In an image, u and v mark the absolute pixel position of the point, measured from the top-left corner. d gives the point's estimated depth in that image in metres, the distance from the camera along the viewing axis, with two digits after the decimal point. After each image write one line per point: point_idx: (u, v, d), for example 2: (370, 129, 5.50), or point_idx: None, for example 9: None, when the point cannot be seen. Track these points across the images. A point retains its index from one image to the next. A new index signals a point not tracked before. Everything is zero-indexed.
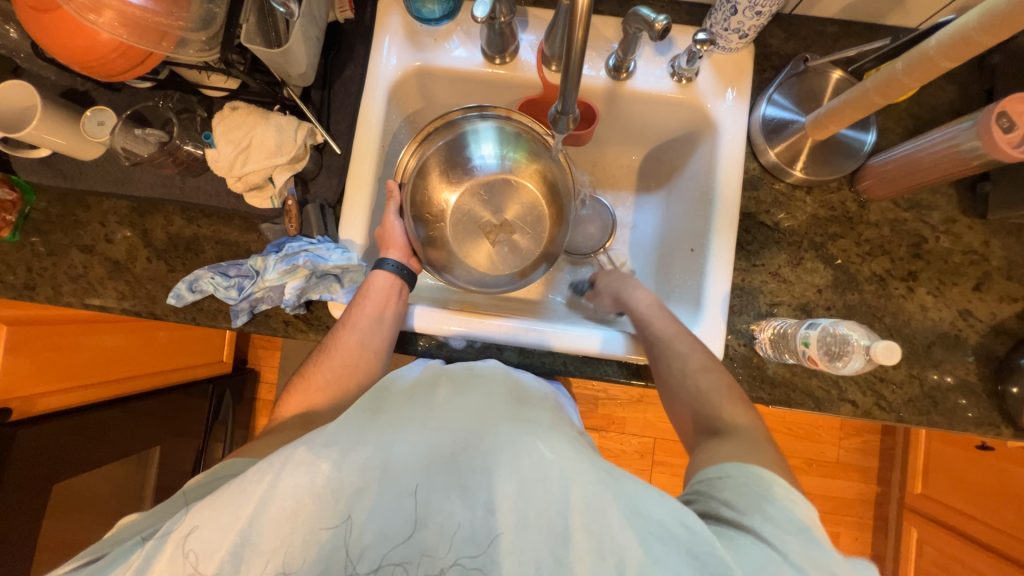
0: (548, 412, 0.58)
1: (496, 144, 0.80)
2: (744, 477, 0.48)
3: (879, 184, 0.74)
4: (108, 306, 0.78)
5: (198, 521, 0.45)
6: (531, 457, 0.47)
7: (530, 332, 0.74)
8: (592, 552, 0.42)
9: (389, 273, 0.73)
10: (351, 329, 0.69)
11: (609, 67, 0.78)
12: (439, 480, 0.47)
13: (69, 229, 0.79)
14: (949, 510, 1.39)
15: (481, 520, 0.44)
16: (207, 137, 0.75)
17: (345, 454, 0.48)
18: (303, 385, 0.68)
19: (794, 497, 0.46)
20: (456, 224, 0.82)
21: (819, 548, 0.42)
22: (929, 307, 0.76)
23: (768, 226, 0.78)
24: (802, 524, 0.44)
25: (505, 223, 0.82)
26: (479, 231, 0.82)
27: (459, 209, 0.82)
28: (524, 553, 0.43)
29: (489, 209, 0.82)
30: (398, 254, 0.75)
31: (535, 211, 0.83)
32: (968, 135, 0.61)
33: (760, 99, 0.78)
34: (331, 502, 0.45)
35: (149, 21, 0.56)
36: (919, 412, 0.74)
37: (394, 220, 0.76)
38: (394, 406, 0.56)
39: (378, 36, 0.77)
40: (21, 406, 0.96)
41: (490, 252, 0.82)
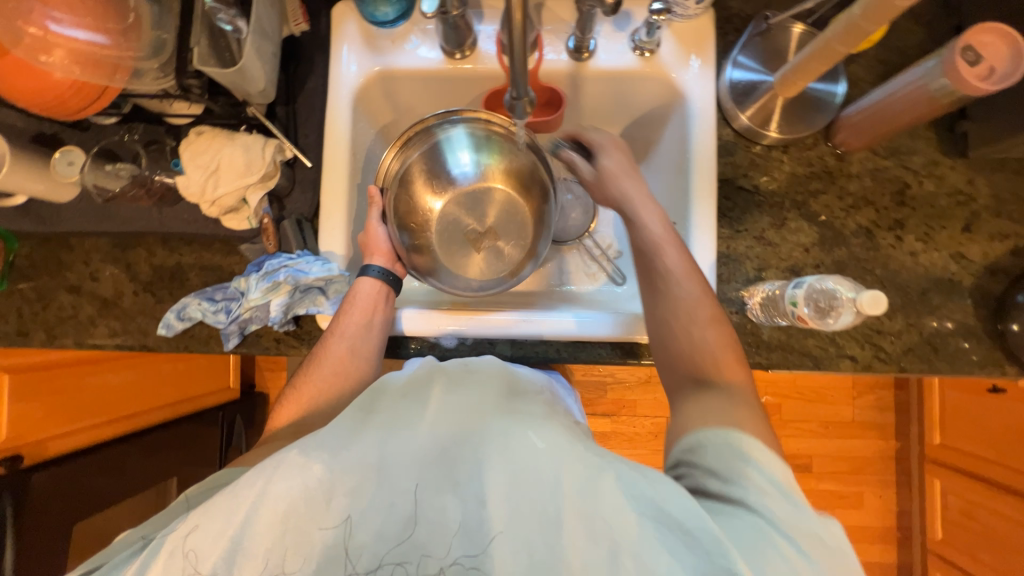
0: (542, 402, 0.57)
1: (471, 150, 0.77)
2: (727, 444, 0.47)
3: (855, 134, 0.72)
4: (102, 343, 0.78)
5: (193, 526, 0.46)
6: (521, 447, 0.47)
7: (520, 322, 0.74)
8: (585, 535, 0.43)
9: (374, 279, 0.73)
10: (340, 337, 0.69)
11: (570, 49, 0.77)
12: (431, 477, 0.48)
13: (55, 272, 0.79)
14: (971, 457, 1.37)
15: (473, 513, 0.46)
16: (176, 165, 0.74)
17: (336, 457, 0.48)
18: (295, 396, 0.67)
19: (774, 458, 0.46)
20: (443, 234, 0.79)
21: (801, 513, 0.42)
22: (919, 254, 0.75)
23: (748, 190, 0.77)
24: (784, 487, 0.44)
25: (490, 231, 0.79)
26: (464, 240, 0.79)
27: (445, 217, 0.79)
28: (517, 543, 0.44)
29: (473, 218, 0.79)
30: (382, 260, 0.75)
31: (516, 215, 0.80)
32: (935, 75, 0.60)
33: (725, 63, 0.77)
34: (325, 502, 0.47)
35: (99, 55, 0.57)
36: (921, 361, 0.73)
37: (377, 227, 0.75)
38: (387, 404, 0.55)
39: (335, 45, 0.77)
40: (32, 451, 0.97)
41: (477, 261, 0.80)
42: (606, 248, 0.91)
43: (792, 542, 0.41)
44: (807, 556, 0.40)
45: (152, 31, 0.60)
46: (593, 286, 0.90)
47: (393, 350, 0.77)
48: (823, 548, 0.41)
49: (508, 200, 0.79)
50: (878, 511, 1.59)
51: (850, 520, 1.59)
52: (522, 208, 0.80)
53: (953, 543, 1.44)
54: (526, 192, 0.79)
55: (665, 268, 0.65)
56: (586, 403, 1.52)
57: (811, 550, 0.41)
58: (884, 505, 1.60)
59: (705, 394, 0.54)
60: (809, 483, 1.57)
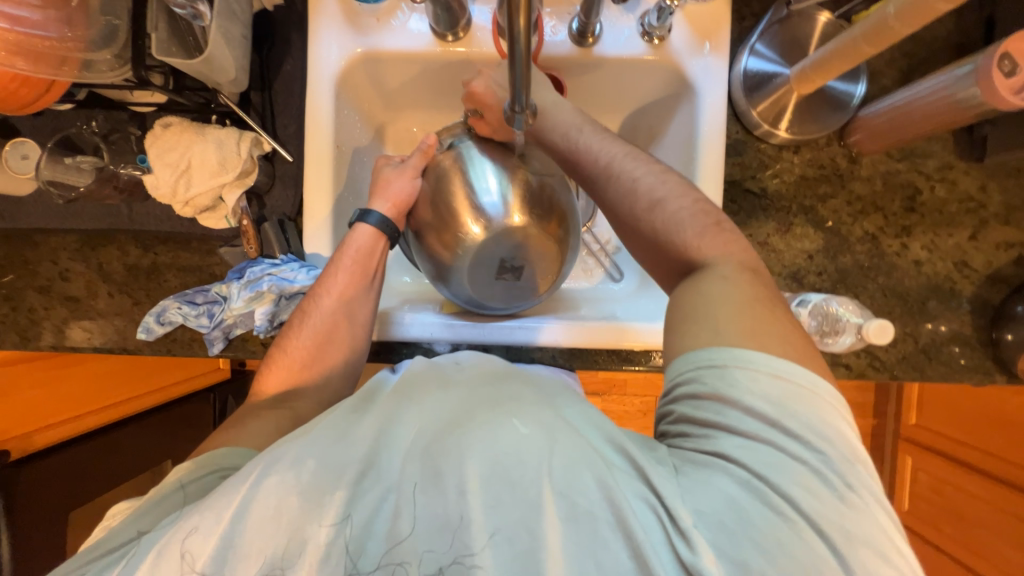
0: (532, 387, 0.54)
1: (496, 173, 0.64)
2: (704, 379, 0.44)
3: (871, 137, 0.69)
4: (80, 346, 0.74)
5: (189, 532, 0.44)
6: (507, 433, 0.46)
7: (517, 330, 0.73)
8: (563, 514, 0.42)
9: (372, 227, 0.68)
10: (333, 300, 0.66)
11: (573, 32, 0.70)
12: (417, 470, 0.45)
13: (22, 270, 0.74)
14: (942, 438, 1.42)
15: (454, 506, 0.43)
16: (142, 161, 0.67)
17: (327, 451, 0.47)
18: (282, 359, 0.64)
19: (755, 386, 0.42)
20: (475, 260, 0.64)
21: (782, 466, 0.40)
22: (923, 262, 0.73)
23: (755, 193, 0.74)
24: (770, 419, 0.41)
25: (523, 261, 0.65)
26: (496, 266, 0.64)
27: (478, 244, 0.63)
28: (501, 530, 0.43)
29: (504, 245, 0.63)
30: (388, 206, 0.68)
31: (529, 250, 0.64)
32: (965, 84, 0.57)
33: (741, 51, 0.72)
34: (312, 500, 0.44)
35: (43, 47, 0.51)
36: (914, 368, 0.73)
37: (412, 178, 0.69)
38: (382, 401, 0.54)
39: (314, 22, 0.70)
40: (18, 445, 0.94)
41: (506, 292, 0.67)
42: (605, 243, 0.89)
43: (791, 502, 0.39)
44: (804, 512, 0.39)
45: (101, 17, 0.54)
46: (590, 283, 0.88)
47: (384, 354, 0.76)
48: (827, 501, 0.39)
49: (535, 221, 0.63)
50: None
51: None
52: (547, 226, 0.64)
53: (918, 515, 1.53)
54: (556, 212, 0.65)
55: (604, 154, 0.60)
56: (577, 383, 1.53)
57: (808, 507, 0.39)
58: None
59: (698, 290, 0.49)
60: None
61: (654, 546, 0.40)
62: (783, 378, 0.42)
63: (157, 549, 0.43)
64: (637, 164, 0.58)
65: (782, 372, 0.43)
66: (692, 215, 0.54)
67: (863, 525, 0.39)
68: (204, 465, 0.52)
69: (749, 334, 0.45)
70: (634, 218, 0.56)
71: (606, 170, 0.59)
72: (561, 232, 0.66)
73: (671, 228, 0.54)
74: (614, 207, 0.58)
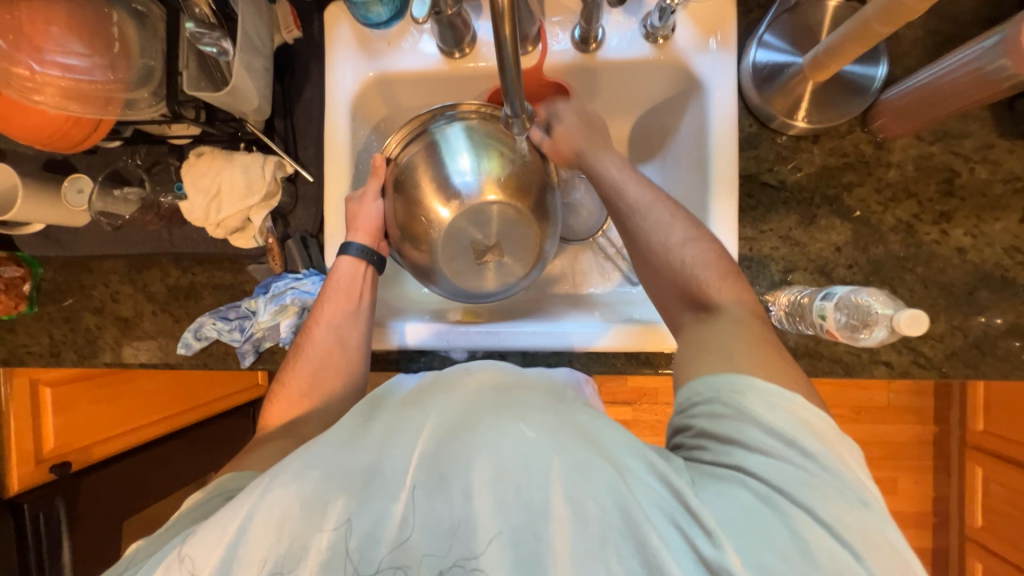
0: (537, 393, 0.54)
1: (471, 153, 0.64)
2: (725, 401, 0.46)
3: (896, 121, 0.65)
4: (129, 362, 0.81)
5: (190, 539, 0.46)
6: (510, 439, 0.46)
7: (531, 337, 0.73)
8: (571, 521, 0.42)
9: (354, 257, 0.71)
10: (323, 328, 0.69)
11: (576, 39, 0.71)
12: (421, 474, 0.46)
13: (79, 294, 0.82)
14: (1017, 446, 1.29)
15: (460, 507, 0.44)
16: (179, 188, 0.74)
17: (330, 461, 0.48)
18: (283, 392, 0.68)
19: (774, 407, 0.44)
20: (447, 248, 0.65)
21: (804, 481, 0.40)
22: (968, 249, 0.68)
23: (774, 186, 0.71)
24: (788, 437, 0.42)
25: (500, 243, 0.65)
26: (470, 251, 0.65)
27: (450, 228, 0.64)
28: (505, 538, 0.42)
29: (478, 229, 0.64)
30: (362, 236, 0.71)
31: (524, 237, 0.66)
32: (993, 56, 0.53)
33: (749, 43, 0.71)
34: (316, 507, 0.45)
35: (91, 90, 0.57)
36: (966, 365, 0.68)
37: (374, 202, 0.71)
38: (387, 412, 0.54)
39: (330, 51, 0.74)
40: (77, 457, 1.03)
41: (489, 279, 0.67)
42: (621, 246, 0.87)
43: (812, 514, 0.39)
44: (823, 521, 0.38)
45: (140, 60, 0.60)
46: (608, 287, 0.85)
47: (404, 363, 0.78)
48: (841, 508, 0.39)
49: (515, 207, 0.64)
50: (912, 497, 1.53)
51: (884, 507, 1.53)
52: (537, 225, 0.66)
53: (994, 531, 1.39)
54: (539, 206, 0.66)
55: (634, 199, 0.64)
56: (606, 392, 1.50)
57: (828, 515, 0.39)
58: (920, 491, 1.53)
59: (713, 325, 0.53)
60: None
61: (672, 553, 0.39)
62: (806, 407, 0.44)
63: (164, 561, 0.45)
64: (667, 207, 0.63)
65: (799, 402, 0.44)
66: (709, 262, 0.59)
67: (879, 544, 0.38)
68: (215, 490, 0.55)
69: (760, 365, 0.47)
70: (663, 261, 0.60)
71: (631, 214, 0.64)
72: (540, 238, 0.67)
73: (697, 265, 0.59)
74: (642, 244, 0.63)
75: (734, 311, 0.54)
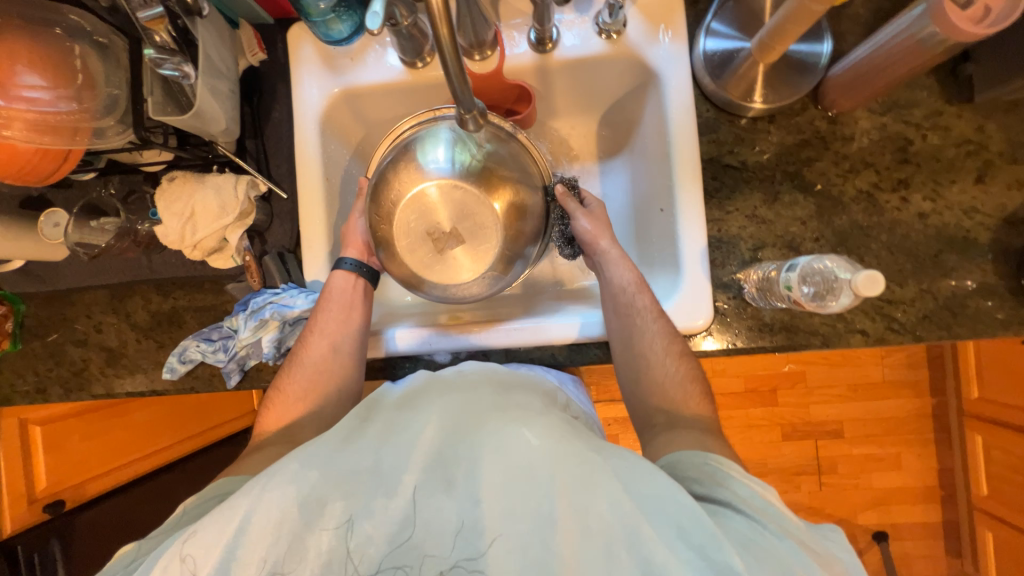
0: (533, 397, 0.57)
1: (451, 144, 0.68)
2: (706, 466, 0.51)
3: (845, 95, 0.67)
4: (116, 391, 0.81)
5: (190, 538, 0.45)
6: (514, 445, 0.48)
7: (514, 334, 0.72)
8: (577, 530, 0.45)
9: (347, 271, 0.72)
10: (319, 335, 0.69)
11: (532, 41, 0.74)
12: (425, 477, 0.49)
13: (63, 327, 0.82)
14: (1014, 411, 1.30)
15: (467, 512, 0.47)
16: (154, 215, 0.75)
17: (331, 460, 0.50)
18: (280, 398, 0.69)
19: (750, 476, 0.49)
20: (405, 233, 0.70)
21: (781, 522, 0.45)
22: (929, 214, 0.69)
23: (736, 167, 0.73)
24: (766, 497, 0.47)
25: (454, 229, 0.69)
26: (427, 236, 0.70)
27: (414, 204, 0.69)
28: (512, 543, 0.45)
29: (436, 214, 0.69)
30: (353, 250, 0.74)
31: (484, 237, 0.69)
32: (922, 23, 0.55)
33: (699, 32, 0.73)
34: (318, 506, 0.47)
35: (57, 121, 0.59)
36: (939, 327, 0.69)
37: (360, 218, 0.75)
38: (382, 414, 0.57)
39: (295, 70, 0.76)
40: (71, 495, 1.02)
41: (449, 266, 0.70)
42: None
43: (792, 542, 0.42)
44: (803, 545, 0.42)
45: (105, 89, 0.62)
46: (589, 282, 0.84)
47: (390, 370, 0.78)
48: (813, 552, 0.43)
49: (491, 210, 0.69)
50: (916, 471, 1.53)
51: (890, 483, 1.53)
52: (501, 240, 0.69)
53: (1000, 499, 1.38)
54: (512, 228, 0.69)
55: (635, 301, 0.67)
56: (602, 390, 1.49)
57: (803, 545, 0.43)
58: (923, 464, 1.53)
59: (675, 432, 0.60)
60: (839, 448, 1.52)
61: (680, 563, 0.41)
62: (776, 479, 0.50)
63: (162, 559, 0.45)
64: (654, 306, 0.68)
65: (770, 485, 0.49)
66: (682, 380, 0.65)
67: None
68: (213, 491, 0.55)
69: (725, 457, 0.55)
70: (640, 358, 0.66)
71: (627, 311, 0.68)
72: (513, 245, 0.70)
73: (666, 363, 0.66)
74: (625, 334, 0.67)
75: (698, 425, 0.61)
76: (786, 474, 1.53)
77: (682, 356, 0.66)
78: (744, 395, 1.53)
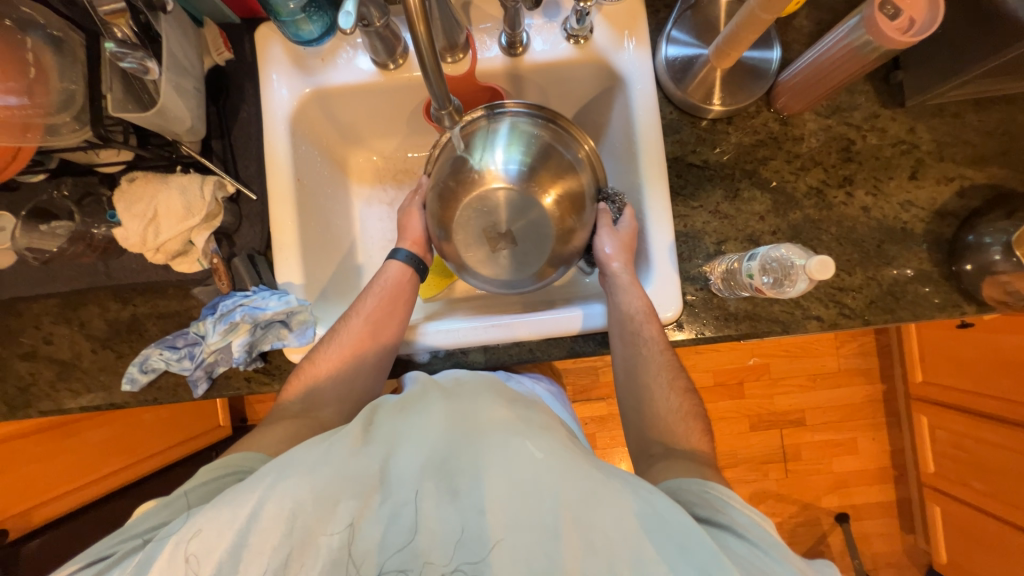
0: (537, 413, 0.58)
1: (514, 143, 0.71)
2: (707, 489, 0.54)
3: (794, 98, 0.73)
4: (68, 407, 0.76)
5: (202, 524, 0.46)
6: (521, 458, 0.49)
7: (522, 332, 0.73)
8: (581, 546, 0.45)
9: (401, 263, 0.77)
10: (363, 318, 0.72)
11: (503, 45, 0.75)
12: (431, 483, 0.49)
13: (6, 340, 0.76)
14: (953, 392, 1.42)
15: (471, 521, 0.47)
16: (112, 216, 0.72)
17: (341, 462, 0.49)
18: (310, 368, 0.70)
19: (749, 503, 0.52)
20: (464, 231, 0.72)
21: (778, 544, 0.48)
22: (871, 208, 0.76)
23: (698, 165, 0.77)
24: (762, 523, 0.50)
25: (511, 231, 0.71)
26: (482, 236, 0.71)
27: (484, 198, 0.70)
28: (516, 552, 0.45)
29: (494, 214, 0.71)
30: (410, 245, 0.79)
31: (537, 236, 0.71)
32: (858, 32, 0.61)
33: (660, 40, 0.77)
34: (327, 508, 0.47)
35: (11, 118, 0.57)
36: (884, 311, 0.75)
37: (417, 215, 0.80)
38: (386, 419, 0.56)
39: (263, 70, 0.75)
40: (16, 523, 0.94)
41: (500, 264, 0.72)
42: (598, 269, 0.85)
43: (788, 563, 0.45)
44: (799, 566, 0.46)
45: (59, 85, 0.59)
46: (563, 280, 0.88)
47: None
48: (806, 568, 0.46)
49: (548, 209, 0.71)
50: (871, 453, 1.63)
51: (848, 467, 1.62)
52: (544, 251, 0.72)
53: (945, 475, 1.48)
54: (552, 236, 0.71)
55: (642, 330, 0.69)
56: (578, 391, 1.51)
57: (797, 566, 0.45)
58: (877, 447, 1.63)
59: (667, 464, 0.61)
60: (802, 435, 1.60)
61: None
62: None
63: (171, 545, 0.45)
64: (656, 337, 0.69)
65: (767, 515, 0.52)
66: (659, 360, 0.68)
67: None
68: (223, 468, 0.57)
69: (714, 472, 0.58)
70: (638, 374, 0.69)
71: (633, 339, 0.69)
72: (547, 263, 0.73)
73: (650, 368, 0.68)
74: (632, 355, 0.69)
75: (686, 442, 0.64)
76: (755, 463, 1.60)
77: (672, 371, 0.68)
78: (713, 389, 1.59)
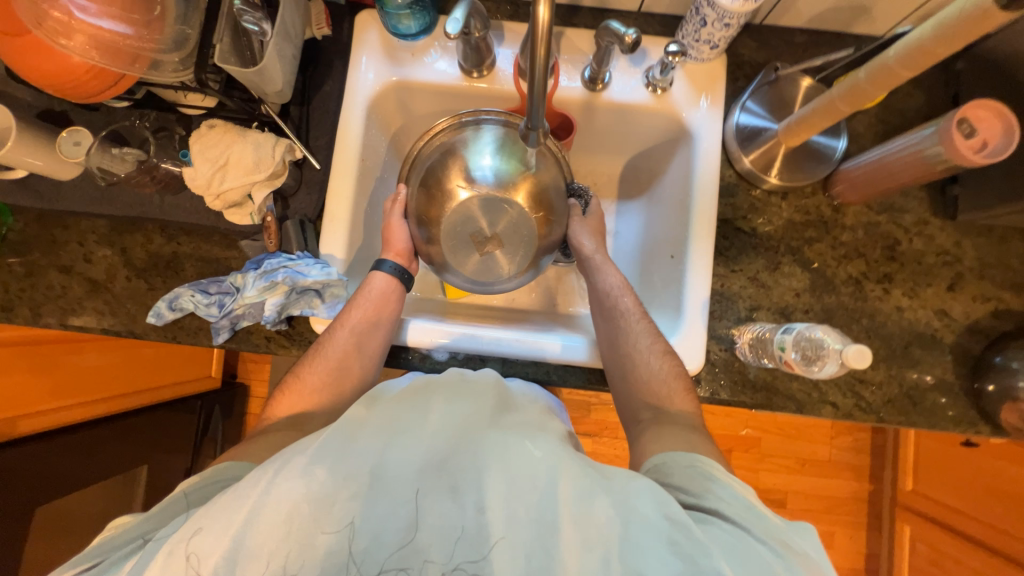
0: (532, 415, 0.59)
1: (496, 152, 0.71)
2: (694, 466, 0.54)
3: (851, 189, 0.75)
4: (89, 327, 0.77)
5: (196, 536, 0.45)
6: (520, 457, 0.50)
7: (505, 343, 0.75)
8: (579, 542, 0.46)
9: (387, 274, 0.75)
10: (346, 330, 0.71)
11: (586, 78, 0.78)
12: (429, 482, 0.49)
13: (48, 249, 0.78)
14: (941, 507, 1.39)
15: (471, 519, 0.47)
16: (183, 155, 0.74)
17: (339, 458, 0.50)
18: (296, 384, 0.69)
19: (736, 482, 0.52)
20: (450, 235, 0.72)
21: (763, 519, 0.48)
22: (905, 308, 0.77)
23: (746, 232, 0.79)
24: (747, 500, 0.49)
25: (495, 235, 0.71)
26: (470, 241, 0.71)
27: (465, 207, 0.71)
28: (515, 550, 0.46)
29: (477, 221, 0.71)
30: (394, 256, 0.77)
31: (521, 232, 0.72)
32: (930, 142, 0.62)
33: (734, 107, 0.80)
34: (325, 506, 0.47)
35: (122, 44, 0.59)
36: (899, 412, 0.75)
37: (399, 222, 0.77)
38: (385, 408, 0.56)
39: (355, 52, 0.78)
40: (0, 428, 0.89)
41: (484, 266, 0.73)
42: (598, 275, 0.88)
43: (770, 547, 0.45)
44: (780, 541, 0.46)
45: (176, 26, 0.62)
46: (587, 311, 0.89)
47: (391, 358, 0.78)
48: (787, 536, 0.47)
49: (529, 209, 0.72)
50: (846, 551, 1.60)
51: None
52: (522, 248, 0.72)
53: None
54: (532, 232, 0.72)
55: (618, 303, 0.73)
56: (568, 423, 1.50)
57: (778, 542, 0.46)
58: (853, 546, 1.60)
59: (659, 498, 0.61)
60: None
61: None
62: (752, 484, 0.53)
63: (167, 549, 0.45)
64: (637, 320, 0.71)
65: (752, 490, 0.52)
66: (667, 377, 0.68)
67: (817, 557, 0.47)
68: (214, 475, 0.55)
69: None
70: (629, 361, 0.69)
71: (611, 313, 0.73)
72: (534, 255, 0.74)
73: None
74: (612, 332, 0.72)
75: None
76: None
77: None
78: None
